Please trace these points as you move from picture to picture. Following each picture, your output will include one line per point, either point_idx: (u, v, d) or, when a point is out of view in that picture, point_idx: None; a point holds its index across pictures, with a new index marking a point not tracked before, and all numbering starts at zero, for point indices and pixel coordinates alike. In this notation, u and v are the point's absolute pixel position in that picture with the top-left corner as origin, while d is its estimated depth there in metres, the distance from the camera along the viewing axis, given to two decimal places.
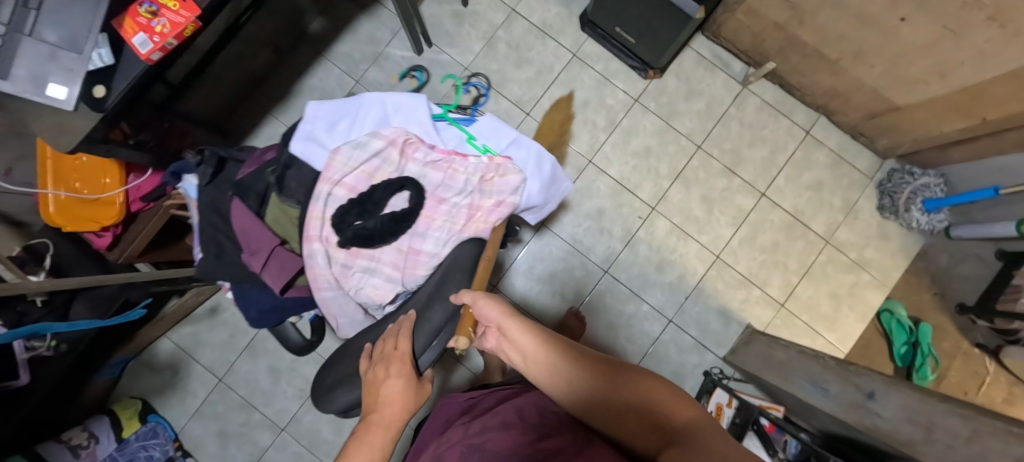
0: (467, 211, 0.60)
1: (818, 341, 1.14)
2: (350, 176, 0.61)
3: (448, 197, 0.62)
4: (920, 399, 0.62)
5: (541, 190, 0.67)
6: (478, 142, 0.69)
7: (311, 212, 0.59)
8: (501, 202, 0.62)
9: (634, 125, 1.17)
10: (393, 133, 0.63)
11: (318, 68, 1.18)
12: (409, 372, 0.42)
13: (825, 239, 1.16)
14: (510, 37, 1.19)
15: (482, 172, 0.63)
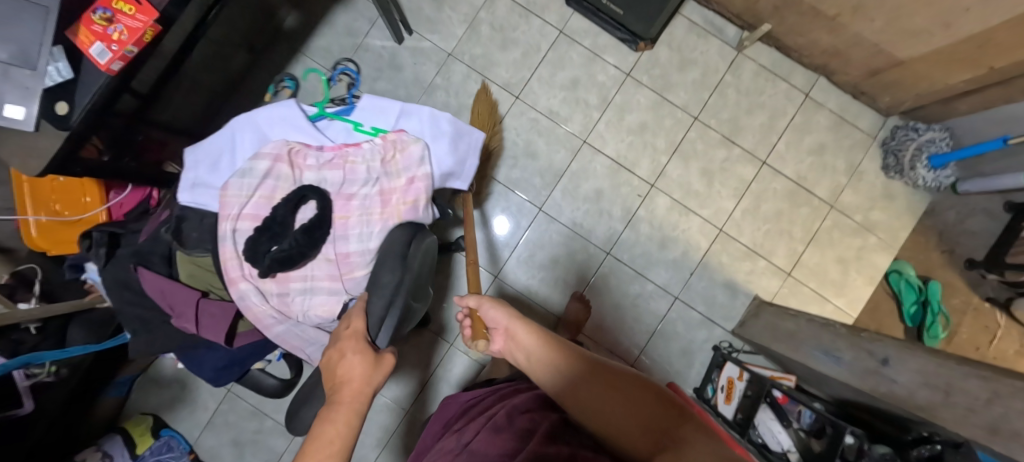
0: (382, 198, 0.58)
1: (826, 307, 1.13)
2: (248, 205, 0.54)
3: (357, 193, 0.58)
4: (937, 363, 0.61)
5: (454, 151, 0.64)
6: (365, 125, 0.65)
7: (221, 256, 0.53)
8: (412, 175, 0.59)
9: (627, 101, 1.13)
10: (275, 147, 0.57)
11: (296, 66, 1.14)
12: (363, 347, 0.38)
13: (829, 204, 1.14)
14: (493, 18, 1.14)
15: (381, 154, 0.60)
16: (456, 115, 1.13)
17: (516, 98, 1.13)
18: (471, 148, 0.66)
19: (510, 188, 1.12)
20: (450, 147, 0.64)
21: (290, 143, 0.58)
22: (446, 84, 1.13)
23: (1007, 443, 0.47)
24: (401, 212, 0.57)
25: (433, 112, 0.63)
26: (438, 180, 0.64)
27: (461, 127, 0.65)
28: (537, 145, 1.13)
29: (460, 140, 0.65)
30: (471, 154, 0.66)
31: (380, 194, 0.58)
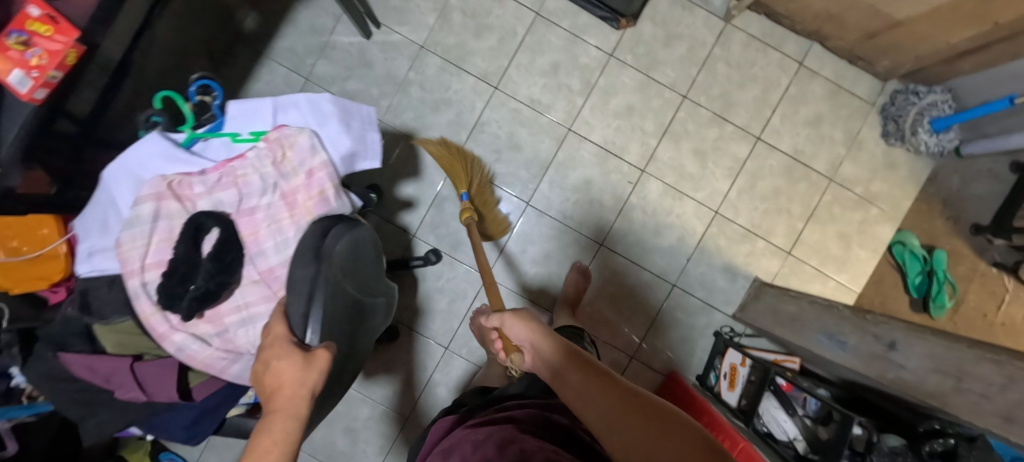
0: (286, 203, 0.51)
1: (829, 284, 1.10)
2: (149, 254, 0.48)
3: (259, 205, 0.51)
4: (948, 347, 0.58)
5: (348, 131, 0.56)
6: (243, 134, 0.56)
7: (141, 315, 0.49)
8: (308, 168, 0.52)
9: (612, 83, 1.08)
10: (149, 187, 0.49)
11: (261, 70, 1.08)
12: (290, 350, 0.35)
13: (828, 178, 1.09)
14: (465, 4, 1.07)
15: (270, 156, 0.52)
16: (434, 111, 1.07)
17: (494, 89, 1.07)
18: (364, 123, 0.59)
19: (495, 184, 1.08)
20: (342, 128, 0.56)
21: (166, 178, 0.50)
22: (421, 79, 1.07)
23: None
24: (312, 209, 0.52)
25: (307, 96, 0.54)
26: (343, 168, 0.57)
27: (345, 103, 0.57)
28: (520, 136, 1.08)
29: (349, 118, 0.57)
30: (368, 129, 0.59)
31: (285, 198, 0.51)
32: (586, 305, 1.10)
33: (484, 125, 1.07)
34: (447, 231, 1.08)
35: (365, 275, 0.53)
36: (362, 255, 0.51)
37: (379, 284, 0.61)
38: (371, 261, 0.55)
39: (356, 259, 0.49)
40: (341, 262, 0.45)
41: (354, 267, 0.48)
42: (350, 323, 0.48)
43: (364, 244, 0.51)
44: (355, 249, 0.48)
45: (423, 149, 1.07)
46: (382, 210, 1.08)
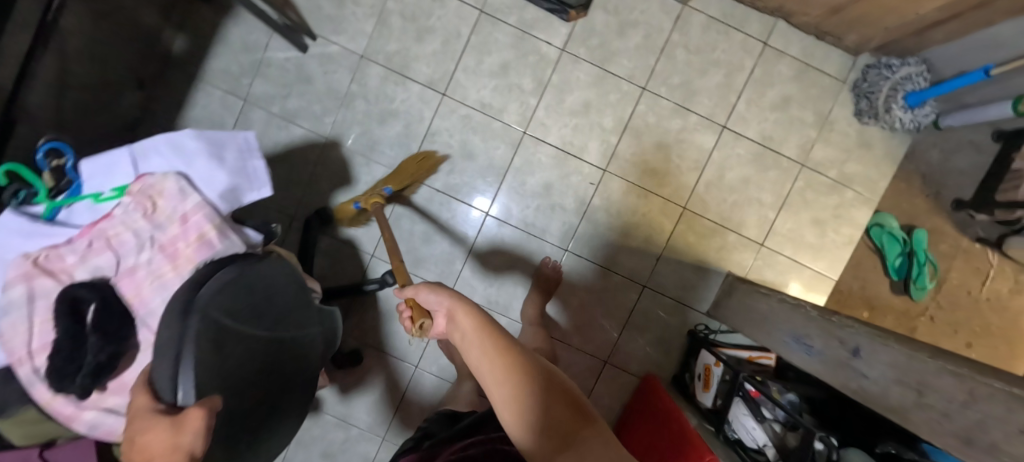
0: (166, 255, 0.51)
1: (805, 273, 1.06)
2: (34, 338, 0.46)
3: (139, 263, 0.50)
4: (910, 356, 0.55)
5: (222, 165, 0.57)
6: (106, 191, 0.54)
7: (42, 400, 0.47)
8: (183, 213, 0.53)
9: (566, 80, 1.02)
10: (15, 268, 0.46)
11: (197, 95, 1.02)
12: (156, 417, 0.33)
13: (800, 163, 1.04)
14: (403, 6, 1.01)
15: (139, 210, 0.51)
16: (381, 124, 1.02)
17: (442, 96, 1.02)
18: (241, 152, 0.59)
19: (452, 195, 1.04)
20: (215, 163, 0.57)
21: (29, 256, 0.47)
22: (365, 91, 1.02)
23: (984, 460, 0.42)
24: (195, 256, 0.51)
25: (166, 136, 0.54)
26: (226, 204, 0.57)
27: (212, 135, 0.57)
28: (473, 144, 1.03)
29: (222, 150, 0.58)
30: (248, 157, 0.60)
31: (165, 251, 0.51)
32: (556, 312, 1.07)
33: (435, 135, 1.02)
34: (406, 248, 1.05)
35: (269, 311, 0.53)
36: (256, 295, 0.51)
37: (308, 316, 0.61)
38: (290, 294, 0.57)
39: (245, 299, 0.49)
40: (222, 308, 0.45)
41: (243, 308, 0.48)
42: (250, 364, 0.49)
43: (253, 283, 0.51)
44: (240, 289, 0.49)
45: (373, 166, 1.03)
46: (338, 232, 1.04)
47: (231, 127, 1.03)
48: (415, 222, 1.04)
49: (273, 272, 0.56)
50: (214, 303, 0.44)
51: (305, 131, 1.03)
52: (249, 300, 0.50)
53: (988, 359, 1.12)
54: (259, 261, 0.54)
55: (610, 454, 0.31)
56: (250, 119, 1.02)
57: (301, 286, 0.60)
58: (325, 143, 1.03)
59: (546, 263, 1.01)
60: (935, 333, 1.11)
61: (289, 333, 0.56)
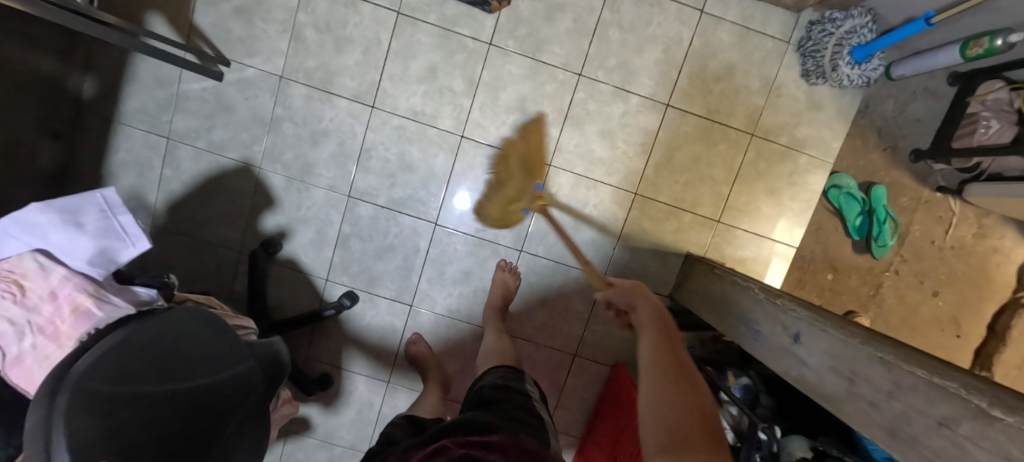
0: (47, 337, 0.51)
1: (764, 244, 1.05)
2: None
3: (22, 351, 0.50)
4: (846, 345, 0.55)
5: (84, 231, 0.57)
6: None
7: None
8: (50, 290, 0.53)
9: (497, 76, 0.97)
10: None
11: (117, 138, 0.98)
12: None
13: (749, 133, 1.00)
14: (316, 17, 0.95)
15: (8, 297, 0.52)
16: (313, 145, 0.98)
17: (372, 108, 0.98)
18: (102, 211, 0.59)
19: (397, 210, 1.01)
20: (73, 231, 0.57)
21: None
22: (290, 113, 0.97)
23: (912, 453, 0.43)
24: (74, 330, 0.51)
25: (12, 217, 0.55)
26: (99, 269, 0.57)
27: (63, 203, 0.57)
28: (412, 155, 0.99)
29: (80, 215, 0.57)
30: (112, 214, 0.59)
31: (45, 333, 0.51)
32: (521, 312, 1.06)
33: (371, 150, 0.99)
34: (360, 268, 1.03)
35: (167, 364, 0.54)
36: (145, 353, 0.52)
37: (221, 357, 0.63)
38: (197, 332, 0.61)
39: (130, 361, 0.49)
40: (99, 376, 0.45)
41: (131, 370, 0.49)
42: (162, 418, 0.50)
43: (141, 343, 0.52)
44: (124, 352, 0.49)
45: (313, 189, 1.00)
46: (288, 261, 1.02)
47: (159, 167, 0.99)
48: (364, 242, 1.02)
49: (175, 323, 0.58)
50: (89, 373, 0.44)
51: (237, 162, 0.99)
52: (136, 359, 0.50)
53: (956, 304, 1.11)
54: (157, 315, 0.56)
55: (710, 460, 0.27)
56: (176, 157, 0.98)
57: (210, 331, 0.62)
58: (259, 172, 0.99)
59: (502, 267, 1.01)
60: (902, 286, 1.10)
61: (198, 380, 0.58)
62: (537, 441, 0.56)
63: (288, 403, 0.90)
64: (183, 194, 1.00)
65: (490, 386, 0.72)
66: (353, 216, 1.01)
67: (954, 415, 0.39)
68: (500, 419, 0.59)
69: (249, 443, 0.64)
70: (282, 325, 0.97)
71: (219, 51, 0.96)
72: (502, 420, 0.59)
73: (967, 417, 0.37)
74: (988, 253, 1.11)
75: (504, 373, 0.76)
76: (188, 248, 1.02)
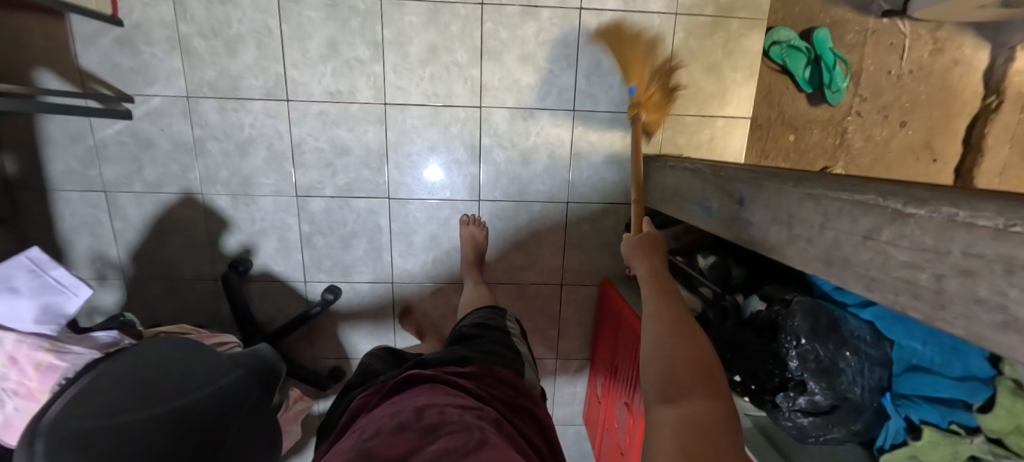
0: (25, 397, 0.54)
1: (716, 125, 1.02)
2: None
3: (11, 414, 0.54)
4: (781, 191, 0.55)
5: (20, 294, 0.58)
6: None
7: None
8: (8, 356, 0.55)
9: (399, 30, 0.92)
10: None
11: (57, 206, 0.98)
12: None
13: (673, 13, 0.95)
14: (197, 24, 0.90)
15: None
16: (243, 156, 0.97)
17: (288, 102, 0.95)
18: (32, 272, 0.59)
19: (347, 195, 1.00)
20: (9, 296, 0.57)
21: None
22: (210, 131, 0.95)
23: (846, 274, 0.44)
24: (44, 385, 0.55)
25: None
26: (50, 325, 0.59)
27: None
28: (342, 138, 0.97)
29: (11, 280, 0.58)
30: (43, 272, 0.60)
31: (20, 395, 0.54)
32: (497, 259, 1.08)
33: (301, 144, 0.97)
34: (332, 262, 1.04)
35: (153, 387, 0.57)
36: (125, 382, 0.56)
37: (206, 373, 0.65)
38: (182, 359, 0.65)
39: (107, 398, 0.53)
40: (73, 414, 0.49)
41: (111, 402, 0.52)
42: (159, 425, 0.53)
43: (112, 379, 0.55)
44: (94, 391, 0.53)
45: (260, 200, 0.99)
46: (263, 275, 1.04)
47: (108, 221, 0.99)
48: (327, 235, 1.02)
49: (149, 355, 0.62)
50: (60, 420, 0.47)
51: (179, 195, 0.99)
52: (115, 391, 0.54)
53: (925, 128, 1.09)
54: (119, 356, 0.60)
55: (712, 411, 0.33)
56: (120, 207, 0.98)
57: (188, 353, 0.66)
58: (203, 198, 0.99)
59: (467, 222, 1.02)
60: (867, 127, 1.07)
61: (191, 392, 0.60)
62: (509, 370, 0.61)
63: (301, 400, 1.00)
64: (141, 240, 1.01)
65: (469, 325, 0.76)
66: (308, 214, 1.01)
67: (874, 224, 0.40)
68: (474, 352, 0.63)
69: (260, 445, 0.67)
70: (276, 334, 1.01)
71: (116, 89, 0.93)
72: (474, 354, 0.63)
73: (884, 223, 0.39)
74: (949, 66, 1.07)
75: (483, 314, 0.80)
76: (166, 290, 1.04)
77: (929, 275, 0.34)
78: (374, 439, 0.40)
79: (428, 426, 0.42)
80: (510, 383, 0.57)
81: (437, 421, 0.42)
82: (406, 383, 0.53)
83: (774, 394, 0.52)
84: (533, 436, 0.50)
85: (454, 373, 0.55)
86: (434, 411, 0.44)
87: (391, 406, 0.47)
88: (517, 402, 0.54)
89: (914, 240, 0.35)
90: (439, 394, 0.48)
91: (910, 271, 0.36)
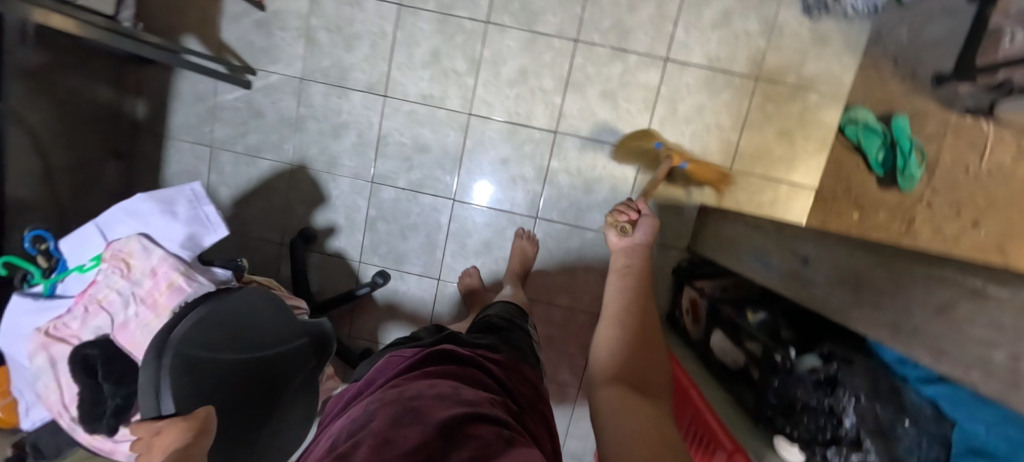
0: (149, 306, 0.59)
1: (779, 189, 1.04)
2: (65, 391, 0.58)
3: (128, 318, 0.59)
4: (848, 255, 0.58)
5: (177, 219, 0.62)
6: (86, 262, 0.61)
7: (88, 440, 0.59)
8: (152, 267, 0.60)
9: (497, 51, 1.01)
10: (33, 342, 0.57)
11: (169, 152, 1.10)
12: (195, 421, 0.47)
13: (754, 77, 1.00)
14: (326, 19, 1.03)
15: (115, 274, 0.59)
16: (335, 138, 1.07)
17: (384, 98, 1.05)
18: (191, 202, 0.64)
19: (417, 190, 1.08)
20: (169, 218, 0.62)
21: (42, 329, 0.57)
22: (313, 111, 1.06)
23: (915, 344, 0.44)
24: (171, 302, 0.60)
25: (120, 204, 0.60)
26: (189, 251, 0.64)
27: (161, 193, 0.62)
28: (424, 137, 1.06)
29: (174, 204, 0.63)
30: (199, 205, 0.64)
31: (146, 302, 0.59)
32: (542, 276, 1.11)
33: (387, 137, 1.06)
34: (388, 248, 1.11)
35: (244, 336, 0.62)
36: (229, 323, 0.60)
37: (286, 330, 0.70)
38: (274, 313, 0.68)
39: (214, 334, 0.57)
40: (192, 344, 0.53)
41: (218, 339, 0.58)
42: (231, 380, 0.58)
43: (226, 317, 0.59)
44: (214, 324, 0.57)
45: (339, 179, 1.08)
46: (323, 247, 1.12)
47: (206, 173, 1.10)
48: (389, 223, 1.09)
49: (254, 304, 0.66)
50: (184, 344, 0.52)
51: (271, 162, 1.09)
52: (220, 331, 0.58)
53: None
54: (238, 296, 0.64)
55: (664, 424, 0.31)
56: (219, 163, 1.10)
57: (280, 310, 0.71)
58: (290, 169, 1.09)
59: (521, 235, 1.06)
60: None
61: (267, 351, 0.65)
62: (535, 373, 0.63)
63: (332, 379, 1.01)
64: (227, 195, 1.11)
65: (497, 316, 0.77)
66: (377, 200, 1.09)
67: (950, 298, 0.40)
68: (504, 344, 0.65)
69: (300, 406, 0.71)
70: (324, 305, 1.07)
71: (245, 61, 1.06)
72: (505, 345, 0.65)
73: (961, 298, 0.39)
74: None
75: (507, 308, 0.82)
76: (237, 245, 1.14)
77: (1003, 355, 0.33)
78: (422, 401, 0.41)
79: (468, 402, 0.42)
80: (534, 384, 0.59)
81: (473, 400, 0.42)
82: (442, 356, 0.54)
83: (826, 447, 0.52)
84: (541, 434, 0.46)
85: (489, 360, 0.57)
86: (472, 392, 0.44)
87: (433, 375, 0.47)
88: (538, 405, 0.53)
89: (990, 317, 0.35)
90: (474, 383, 0.48)
91: (987, 348, 0.35)
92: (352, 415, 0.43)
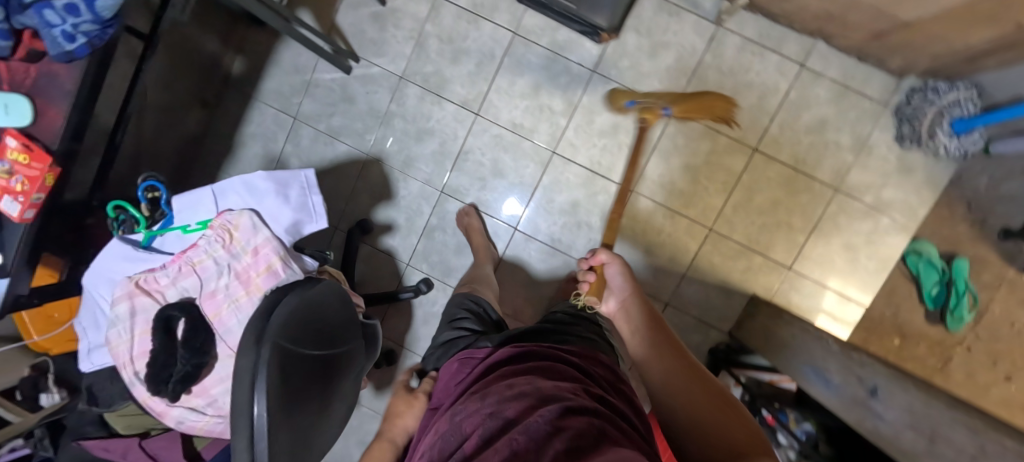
0: (243, 282, 0.61)
1: (830, 298, 1.06)
2: (136, 343, 0.59)
3: (218, 288, 0.60)
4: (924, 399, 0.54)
5: (288, 203, 0.66)
6: (191, 224, 0.66)
7: (141, 397, 0.59)
8: (255, 247, 0.62)
9: (596, 100, 1.04)
10: (121, 289, 0.58)
11: (252, 112, 1.11)
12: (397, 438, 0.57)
13: (833, 187, 1.03)
14: (440, 29, 1.05)
15: (218, 242, 0.61)
16: (418, 142, 1.08)
17: (475, 115, 1.06)
18: (303, 189, 0.67)
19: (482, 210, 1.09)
20: (281, 201, 0.66)
21: (132, 279, 0.59)
22: (403, 110, 1.08)
23: None
24: (264, 283, 0.62)
25: (242, 179, 0.64)
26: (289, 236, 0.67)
27: (279, 175, 0.65)
28: (503, 162, 1.07)
29: (288, 188, 0.66)
30: (309, 193, 0.67)
31: (240, 278, 0.61)
32: None
33: (467, 153, 1.07)
34: (438, 259, 1.11)
35: (315, 327, 0.60)
36: (307, 316, 0.58)
37: (341, 324, 0.69)
38: (337, 309, 0.68)
39: (298, 326, 0.55)
40: (282, 333, 0.50)
41: (302, 331, 0.56)
42: (307, 375, 0.55)
43: (307, 309, 0.58)
44: (300, 312, 0.56)
45: (410, 180, 1.09)
46: (376, 241, 1.12)
47: (282, 141, 1.11)
48: (447, 235, 1.10)
49: (326, 293, 0.65)
50: (278, 333, 0.50)
51: (348, 147, 1.10)
52: (302, 322, 0.56)
53: None
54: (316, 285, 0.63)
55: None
56: (298, 135, 1.11)
57: (342, 301, 0.70)
58: (365, 158, 1.10)
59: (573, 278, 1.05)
60: None
61: (330, 347, 0.64)
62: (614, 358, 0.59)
63: None
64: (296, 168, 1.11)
65: (562, 311, 0.72)
66: (442, 210, 1.09)
67: None
68: (579, 337, 0.62)
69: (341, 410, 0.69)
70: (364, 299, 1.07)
71: (351, 47, 1.08)
72: (579, 338, 0.61)
73: None
74: None
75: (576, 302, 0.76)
76: None
77: None
78: (501, 404, 0.32)
79: (546, 395, 0.33)
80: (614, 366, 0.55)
81: (555, 392, 0.33)
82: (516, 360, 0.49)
83: None
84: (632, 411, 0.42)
85: (565, 351, 0.52)
86: (555, 385, 0.35)
87: (509, 378, 0.40)
88: (621, 385, 0.48)
89: None
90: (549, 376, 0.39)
91: None
92: (436, 433, 0.38)
